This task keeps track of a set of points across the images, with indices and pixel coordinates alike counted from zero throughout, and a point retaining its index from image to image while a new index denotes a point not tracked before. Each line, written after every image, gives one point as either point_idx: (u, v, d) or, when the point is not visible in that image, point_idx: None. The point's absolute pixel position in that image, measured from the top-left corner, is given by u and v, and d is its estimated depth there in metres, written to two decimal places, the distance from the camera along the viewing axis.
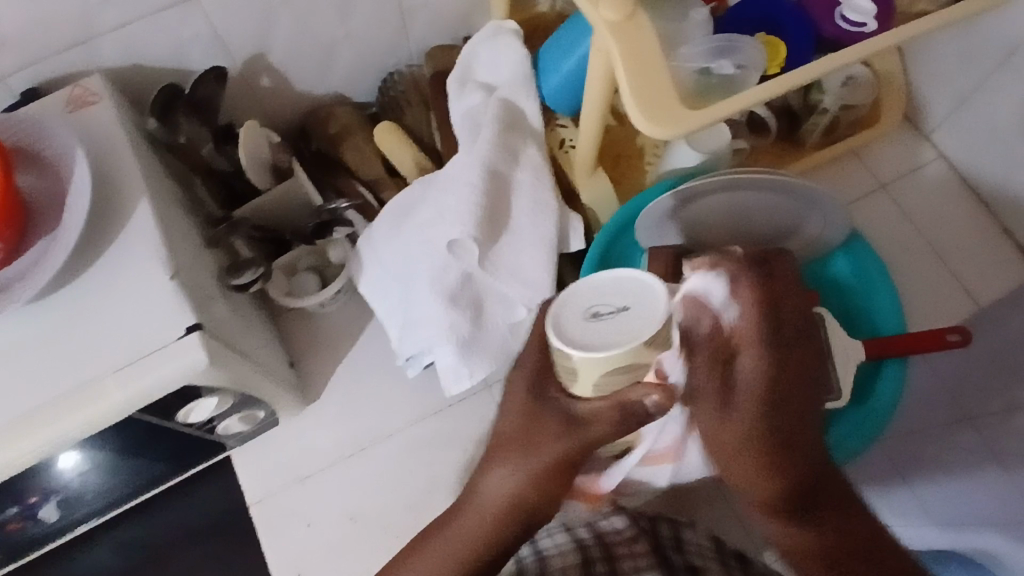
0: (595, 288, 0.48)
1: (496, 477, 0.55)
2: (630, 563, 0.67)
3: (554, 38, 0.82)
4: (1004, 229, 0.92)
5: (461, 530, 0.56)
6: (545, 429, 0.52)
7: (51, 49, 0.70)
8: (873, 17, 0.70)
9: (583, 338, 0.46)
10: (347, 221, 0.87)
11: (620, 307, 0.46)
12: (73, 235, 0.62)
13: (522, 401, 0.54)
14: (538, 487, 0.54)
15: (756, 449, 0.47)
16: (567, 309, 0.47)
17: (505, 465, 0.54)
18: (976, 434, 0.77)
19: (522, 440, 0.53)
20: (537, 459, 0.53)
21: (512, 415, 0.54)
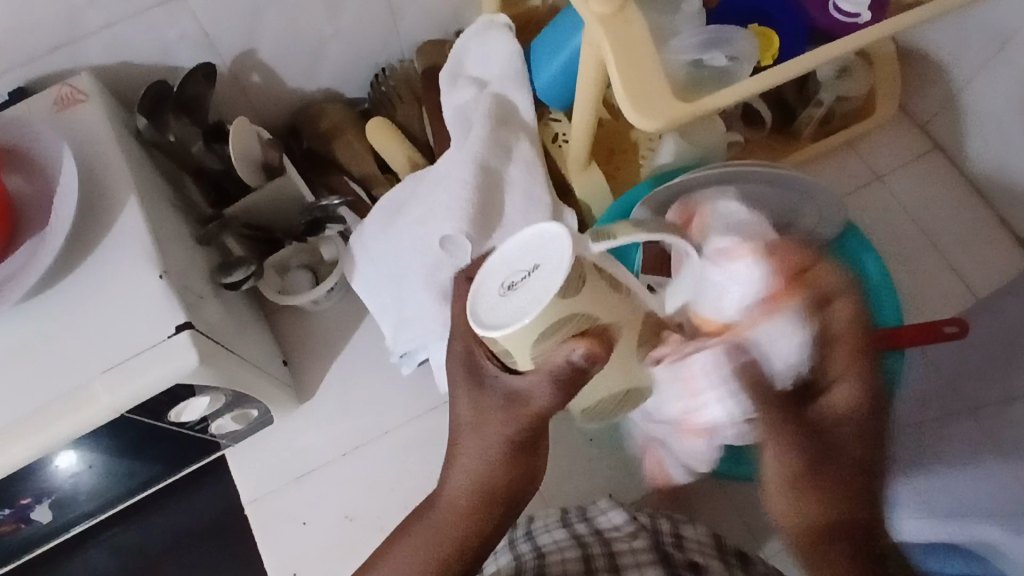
0: (509, 258, 0.45)
1: (463, 462, 0.57)
2: (632, 559, 0.66)
3: (546, 32, 0.81)
4: (1001, 219, 0.92)
5: (436, 524, 0.58)
6: (477, 400, 0.53)
7: (37, 47, 0.69)
8: (867, 8, 0.69)
9: (498, 313, 0.43)
10: (339, 218, 0.86)
11: (530, 267, 0.43)
12: (61, 235, 0.61)
13: (456, 381, 0.55)
14: (503, 461, 0.55)
15: (854, 360, 0.56)
16: (488, 282, 0.45)
17: (469, 449, 0.56)
18: (976, 425, 0.77)
19: (468, 418, 0.54)
20: (489, 432, 0.54)
21: (453, 395, 0.55)
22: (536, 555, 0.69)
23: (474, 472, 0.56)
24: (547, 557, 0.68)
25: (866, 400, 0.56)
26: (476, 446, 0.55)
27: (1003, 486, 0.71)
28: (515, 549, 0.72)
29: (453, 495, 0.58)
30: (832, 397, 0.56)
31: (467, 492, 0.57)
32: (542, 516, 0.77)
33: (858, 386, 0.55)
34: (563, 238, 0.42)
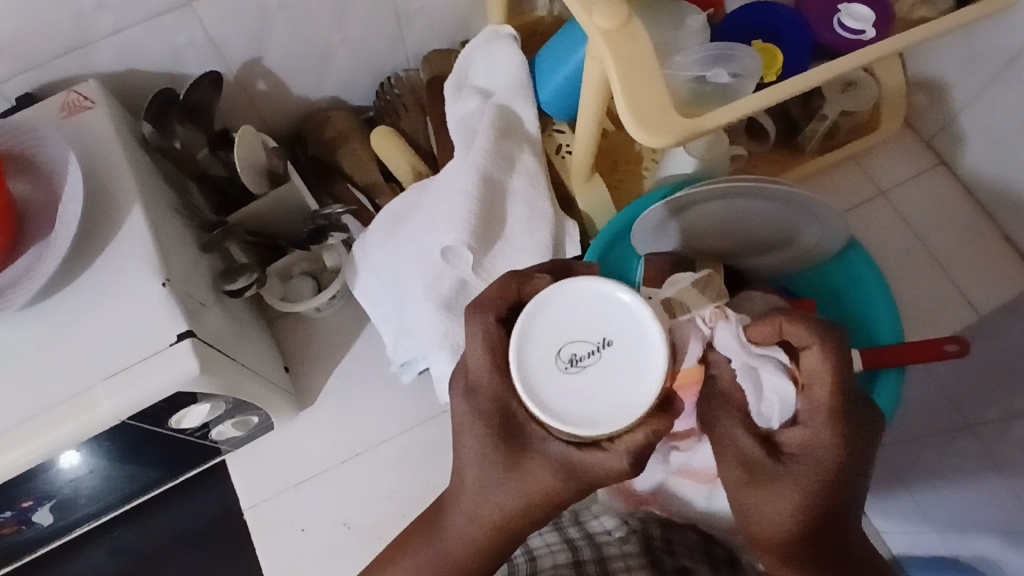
0: (561, 331, 0.48)
1: (472, 501, 0.52)
2: (621, 563, 0.67)
3: (552, 44, 0.81)
4: (1006, 238, 0.91)
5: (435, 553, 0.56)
6: (501, 460, 0.50)
7: (46, 53, 0.70)
8: (872, 25, 0.70)
9: (576, 398, 0.46)
10: (342, 226, 0.86)
11: (599, 343, 0.47)
12: (66, 241, 0.62)
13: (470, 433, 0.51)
14: (517, 524, 0.52)
15: (827, 475, 0.49)
16: (538, 360, 0.47)
17: (475, 499, 0.52)
18: (973, 440, 0.77)
19: (482, 474, 0.51)
20: (507, 495, 0.50)
21: (465, 443, 0.52)
22: (529, 557, 0.70)
23: (478, 524, 0.53)
24: (538, 560, 0.69)
25: (838, 456, 0.49)
26: (488, 492, 0.51)
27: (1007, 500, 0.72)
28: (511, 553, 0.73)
29: (453, 535, 0.54)
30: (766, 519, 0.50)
31: (469, 528, 0.53)
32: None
33: (840, 453, 0.49)
34: (641, 309, 0.47)
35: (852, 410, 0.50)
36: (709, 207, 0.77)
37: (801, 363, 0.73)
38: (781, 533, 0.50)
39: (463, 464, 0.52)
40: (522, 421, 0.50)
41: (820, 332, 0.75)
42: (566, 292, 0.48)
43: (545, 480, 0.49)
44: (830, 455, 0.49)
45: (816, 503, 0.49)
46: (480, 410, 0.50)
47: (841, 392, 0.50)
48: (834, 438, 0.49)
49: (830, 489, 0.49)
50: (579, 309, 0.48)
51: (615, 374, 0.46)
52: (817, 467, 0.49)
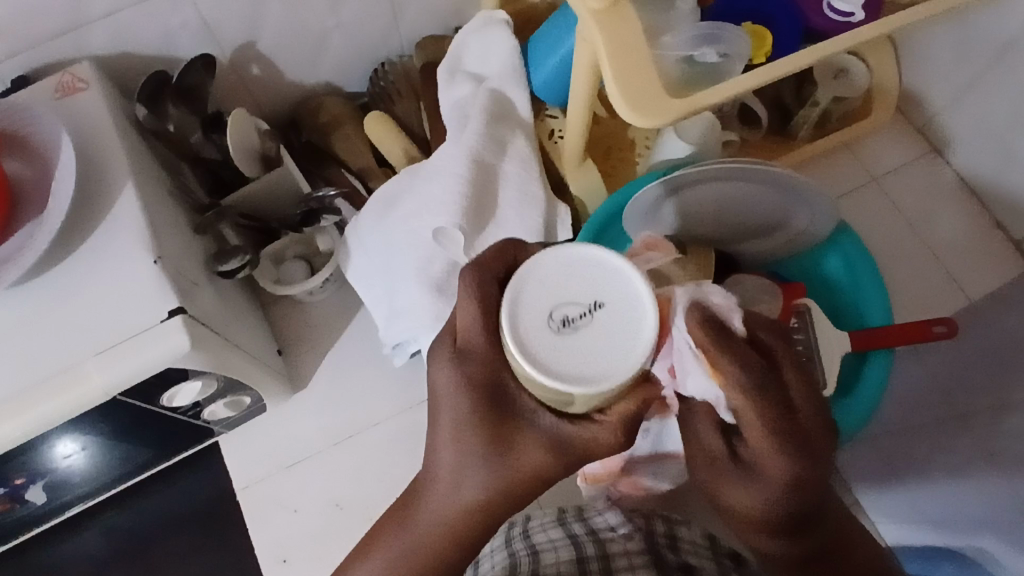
0: (554, 288, 0.40)
1: (448, 479, 0.50)
2: (625, 563, 0.67)
3: (544, 30, 0.82)
4: (997, 223, 0.92)
5: (408, 537, 0.53)
6: (490, 428, 0.47)
7: (40, 35, 0.70)
8: (861, 8, 0.69)
9: (568, 365, 0.38)
10: (335, 210, 0.87)
11: (591, 304, 0.40)
12: (58, 219, 0.62)
13: (456, 404, 0.48)
14: (497, 504, 0.50)
15: (791, 481, 0.43)
16: (525, 323, 0.40)
17: (449, 474, 0.50)
18: (965, 434, 0.77)
19: (458, 446, 0.49)
20: (492, 468, 0.48)
21: (446, 410, 0.49)
22: (530, 552, 0.70)
23: (455, 502, 0.51)
24: (540, 556, 0.68)
25: (810, 474, 0.44)
26: (465, 467, 0.49)
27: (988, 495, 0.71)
28: (512, 548, 0.73)
29: (429, 520, 0.52)
30: (733, 506, 0.47)
31: (445, 509, 0.51)
32: (538, 517, 0.80)
33: (791, 462, 0.42)
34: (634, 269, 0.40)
35: (811, 414, 0.43)
36: (700, 189, 0.77)
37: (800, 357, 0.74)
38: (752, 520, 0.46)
39: (437, 438, 0.50)
40: (511, 389, 0.46)
41: (812, 318, 0.76)
42: (556, 256, 0.41)
43: (524, 445, 0.47)
44: (790, 470, 0.43)
45: (791, 502, 0.45)
46: (466, 379, 0.47)
47: (782, 407, 0.42)
48: (784, 461, 0.42)
49: (809, 481, 0.44)
50: (569, 272, 0.41)
51: (613, 340, 0.39)
52: (778, 473, 0.43)
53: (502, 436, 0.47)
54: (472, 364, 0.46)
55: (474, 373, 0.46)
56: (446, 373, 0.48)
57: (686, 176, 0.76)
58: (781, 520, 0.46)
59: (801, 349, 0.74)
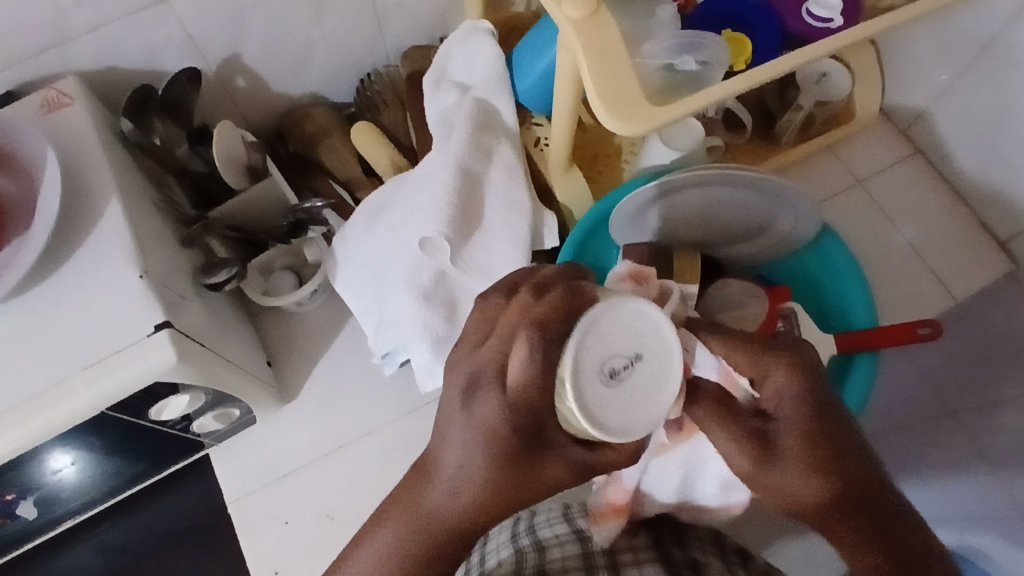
0: (607, 338, 0.44)
1: (448, 486, 0.45)
2: (632, 557, 0.68)
3: (527, 39, 0.83)
4: (981, 223, 0.92)
5: (391, 547, 0.47)
6: (518, 486, 0.45)
7: (24, 51, 0.71)
8: (839, 13, 0.70)
9: (615, 409, 0.43)
10: (322, 220, 0.88)
11: (635, 355, 0.45)
12: (44, 234, 0.63)
13: (479, 458, 0.44)
14: (501, 513, 0.46)
15: (808, 406, 0.47)
16: (582, 368, 0.43)
17: (449, 482, 0.45)
18: (959, 429, 0.82)
19: (470, 457, 0.44)
20: (502, 486, 0.44)
21: (462, 466, 0.44)
22: (536, 547, 0.69)
23: (452, 511, 0.46)
24: (547, 553, 0.67)
25: (818, 395, 0.47)
26: (474, 478, 0.44)
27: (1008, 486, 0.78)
28: (519, 544, 0.71)
29: (416, 528, 0.47)
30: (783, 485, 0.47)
31: (440, 519, 0.46)
32: (544, 511, 0.78)
33: (794, 379, 0.47)
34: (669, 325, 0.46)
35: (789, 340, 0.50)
36: (686, 194, 0.78)
37: None
38: (803, 490, 0.46)
39: (444, 441, 0.45)
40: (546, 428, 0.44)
41: (797, 321, 0.76)
42: (610, 306, 0.45)
43: (550, 464, 0.44)
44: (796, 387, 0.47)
45: (825, 443, 0.46)
46: (507, 439, 0.43)
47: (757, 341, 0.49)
48: (784, 374, 0.47)
49: (828, 417, 0.47)
50: (620, 321, 0.45)
51: (647, 387, 0.45)
52: (791, 399, 0.47)
53: (528, 460, 0.44)
54: (514, 408, 0.42)
55: (520, 438, 0.43)
56: (490, 408, 0.43)
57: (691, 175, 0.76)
58: (832, 470, 0.46)
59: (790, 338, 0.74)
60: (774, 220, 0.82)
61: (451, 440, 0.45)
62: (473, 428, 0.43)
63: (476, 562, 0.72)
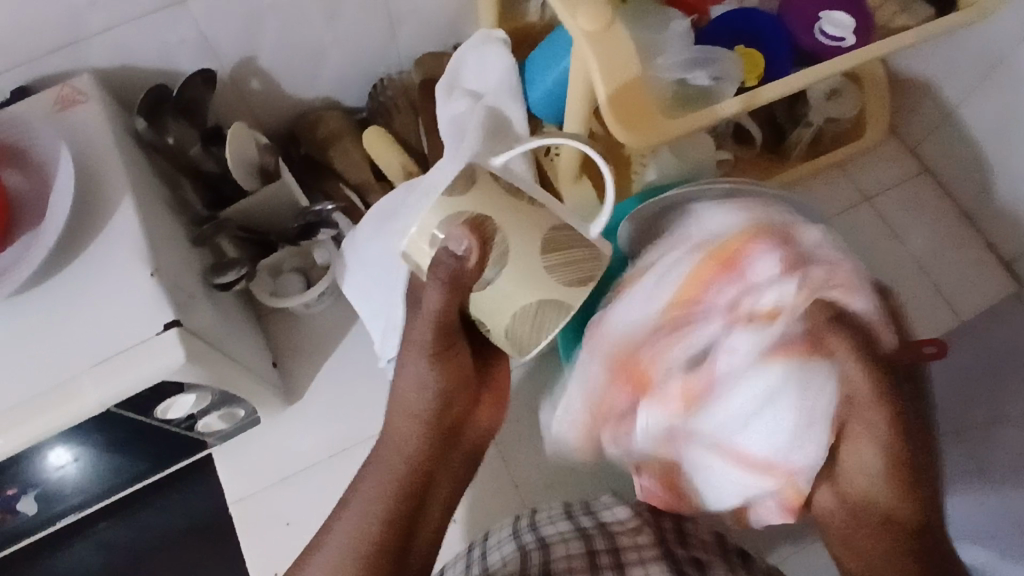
0: None
1: (402, 391, 0.62)
2: (635, 555, 0.69)
3: (540, 50, 0.83)
4: (987, 243, 0.93)
5: (380, 469, 0.62)
6: (456, 389, 0.62)
7: (41, 48, 0.71)
8: (851, 32, 0.71)
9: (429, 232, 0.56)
10: (333, 223, 0.88)
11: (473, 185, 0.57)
12: (55, 231, 0.63)
13: (427, 375, 0.60)
14: (442, 399, 0.61)
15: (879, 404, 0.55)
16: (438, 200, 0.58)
17: (408, 389, 0.61)
18: (960, 448, 0.79)
19: (415, 365, 0.60)
20: (438, 379, 0.61)
21: (412, 388, 0.61)
22: (540, 545, 0.68)
23: (412, 414, 0.62)
24: (551, 549, 0.68)
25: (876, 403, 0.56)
26: (420, 382, 0.60)
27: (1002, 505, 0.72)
28: (521, 540, 0.70)
29: (395, 439, 0.62)
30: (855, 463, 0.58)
31: (406, 424, 0.62)
32: (545, 509, 0.77)
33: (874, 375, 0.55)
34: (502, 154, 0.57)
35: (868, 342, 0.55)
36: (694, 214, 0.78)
37: None
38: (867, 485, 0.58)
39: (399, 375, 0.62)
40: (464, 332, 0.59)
41: None
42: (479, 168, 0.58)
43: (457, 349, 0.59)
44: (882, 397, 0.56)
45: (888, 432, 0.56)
46: (428, 337, 0.58)
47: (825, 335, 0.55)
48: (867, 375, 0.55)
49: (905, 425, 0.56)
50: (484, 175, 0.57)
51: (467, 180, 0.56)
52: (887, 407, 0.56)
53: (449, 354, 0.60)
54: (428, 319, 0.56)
55: (436, 336, 0.57)
56: (429, 307, 0.55)
57: (690, 202, 0.75)
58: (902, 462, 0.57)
59: None
60: None
61: (400, 377, 0.61)
62: (414, 352, 0.59)
63: (480, 556, 0.71)
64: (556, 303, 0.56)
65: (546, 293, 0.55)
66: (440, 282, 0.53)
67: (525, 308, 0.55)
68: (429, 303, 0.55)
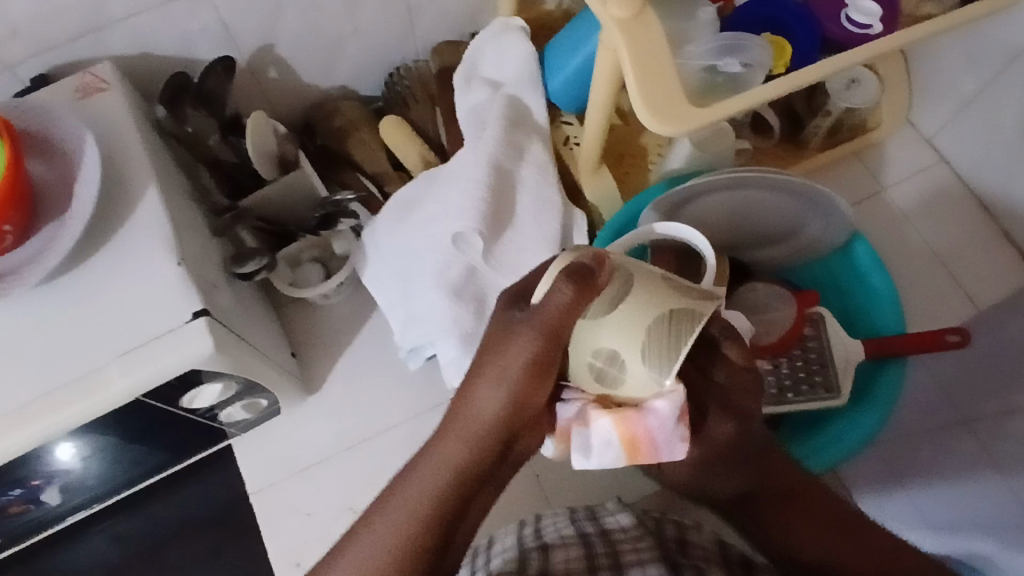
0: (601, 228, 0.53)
1: (475, 396, 0.48)
2: (635, 555, 0.65)
3: (559, 38, 0.82)
4: (1005, 232, 0.92)
5: (421, 481, 0.48)
6: (525, 418, 0.48)
7: (62, 36, 0.70)
8: (878, 20, 0.71)
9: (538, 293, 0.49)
10: (351, 213, 0.87)
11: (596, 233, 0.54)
12: (81, 220, 0.62)
13: (505, 393, 0.47)
14: (516, 418, 0.48)
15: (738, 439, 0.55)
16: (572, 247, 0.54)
17: (484, 402, 0.47)
18: (972, 438, 0.76)
19: (495, 374, 0.47)
20: (518, 392, 0.47)
21: (482, 413, 0.47)
22: (541, 551, 0.67)
23: (476, 427, 0.48)
24: (552, 556, 0.66)
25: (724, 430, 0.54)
26: (493, 389, 0.47)
27: (997, 498, 0.71)
28: (523, 545, 0.69)
29: (443, 453, 0.48)
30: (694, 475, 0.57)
31: (470, 428, 0.48)
32: (550, 515, 0.76)
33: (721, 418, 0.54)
34: None
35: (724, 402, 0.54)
36: (716, 203, 0.78)
37: (811, 366, 0.79)
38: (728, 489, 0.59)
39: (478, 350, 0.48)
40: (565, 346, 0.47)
41: (825, 326, 0.80)
42: None
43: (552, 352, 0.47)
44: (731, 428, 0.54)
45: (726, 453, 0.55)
46: (530, 352, 0.46)
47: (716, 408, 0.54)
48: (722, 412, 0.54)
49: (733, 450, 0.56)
50: None
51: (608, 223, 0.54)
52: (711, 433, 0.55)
53: (540, 373, 0.47)
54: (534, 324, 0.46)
55: (542, 352, 0.46)
56: (557, 302, 0.45)
57: (732, 192, 0.77)
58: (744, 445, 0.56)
59: (813, 356, 0.79)
60: (811, 227, 0.82)
61: (475, 389, 0.48)
62: (501, 366, 0.47)
63: (479, 564, 0.70)
64: (688, 313, 0.48)
65: (673, 307, 0.48)
66: (536, 335, 0.46)
67: (656, 327, 0.48)
68: (549, 314, 0.45)
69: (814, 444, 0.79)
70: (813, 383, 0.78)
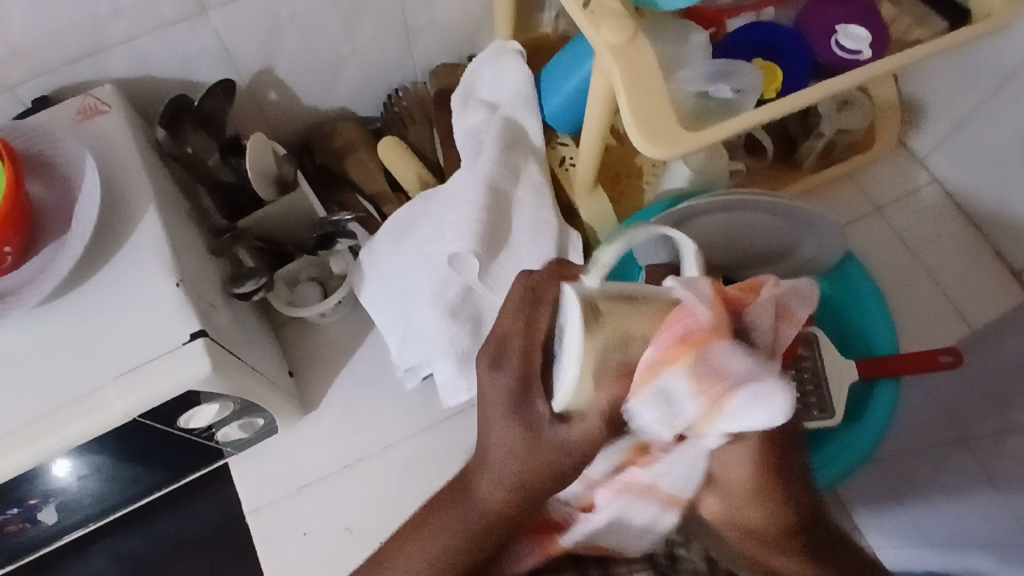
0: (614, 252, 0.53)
1: (490, 452, 0.47)
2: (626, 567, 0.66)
3: (555, 62, 0.84)
4: (997, 252, 0.93)
5: (447, 523, 0.50)
6: (540, 479, 0.46)
7: (65, 59, 0.71)
8: (867, 45, 0.72)
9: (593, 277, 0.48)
10: (350, 233, 0.89)
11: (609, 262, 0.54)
12: (81, 241, 0.63)
13: (512, 449, 0.46)
14: (531, 475, 0.46)
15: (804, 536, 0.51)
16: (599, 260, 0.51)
17: (498, 454, 0.47)
18: (970, 455, 0.77)
19: (504, 427, 0.46)
20: (524, 449, 0.45)
21: (495, 463, 0.47)
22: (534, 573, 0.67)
23: (494, 479, 0.47)
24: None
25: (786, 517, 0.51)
26: (501, 441, 0.46)
27: (992, 516, 0.72)
28: None
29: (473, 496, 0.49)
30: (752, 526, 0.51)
31: (490, 483, 0.48)
32: None
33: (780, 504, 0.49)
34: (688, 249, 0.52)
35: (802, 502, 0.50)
36: (710, 222, 0.79)
37: (806, 387, 0.78)
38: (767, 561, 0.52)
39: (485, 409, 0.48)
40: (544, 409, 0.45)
41: (819, 347, 0.78)
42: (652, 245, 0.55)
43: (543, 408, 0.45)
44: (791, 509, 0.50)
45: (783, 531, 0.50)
46: (524, 407, 0.45)
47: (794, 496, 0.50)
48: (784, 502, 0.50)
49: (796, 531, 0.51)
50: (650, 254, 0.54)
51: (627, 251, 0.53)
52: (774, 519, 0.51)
53: (530, 426, 0.45)
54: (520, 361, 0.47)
55: (535, 396, 0.46)
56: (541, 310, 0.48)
57: (726, 209, 0.77)
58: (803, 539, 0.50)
59: (808, 376, 0.78)
60: (805, 248, 0.83)
61: (487, 444, 0.48)
62: (495, 405, 0.47)
63: None
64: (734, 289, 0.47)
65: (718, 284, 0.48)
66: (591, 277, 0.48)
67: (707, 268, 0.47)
68: (534, 318, 0.48)
69: (808, 465, 0.80)
70: (807, 404, 0.78)
